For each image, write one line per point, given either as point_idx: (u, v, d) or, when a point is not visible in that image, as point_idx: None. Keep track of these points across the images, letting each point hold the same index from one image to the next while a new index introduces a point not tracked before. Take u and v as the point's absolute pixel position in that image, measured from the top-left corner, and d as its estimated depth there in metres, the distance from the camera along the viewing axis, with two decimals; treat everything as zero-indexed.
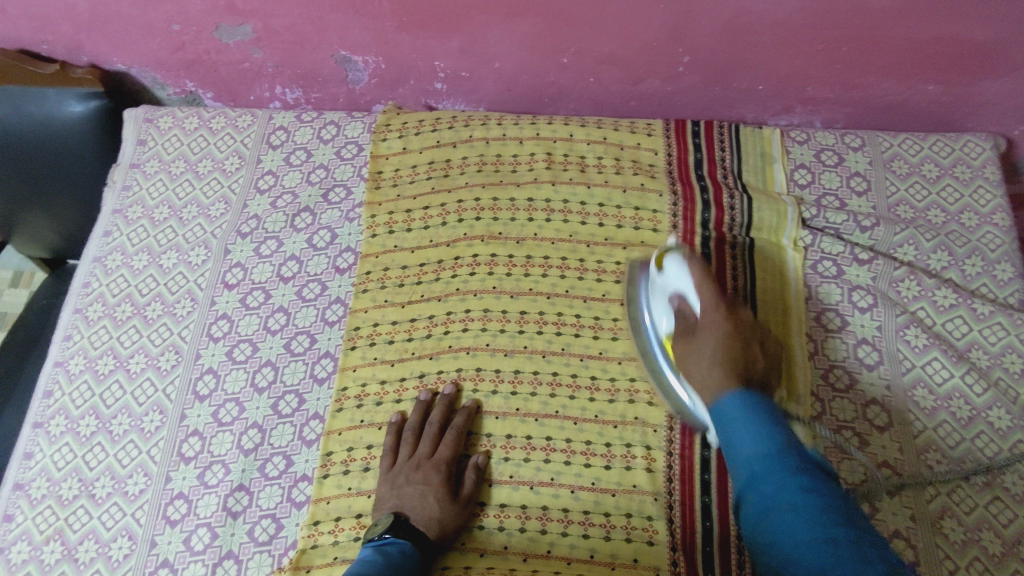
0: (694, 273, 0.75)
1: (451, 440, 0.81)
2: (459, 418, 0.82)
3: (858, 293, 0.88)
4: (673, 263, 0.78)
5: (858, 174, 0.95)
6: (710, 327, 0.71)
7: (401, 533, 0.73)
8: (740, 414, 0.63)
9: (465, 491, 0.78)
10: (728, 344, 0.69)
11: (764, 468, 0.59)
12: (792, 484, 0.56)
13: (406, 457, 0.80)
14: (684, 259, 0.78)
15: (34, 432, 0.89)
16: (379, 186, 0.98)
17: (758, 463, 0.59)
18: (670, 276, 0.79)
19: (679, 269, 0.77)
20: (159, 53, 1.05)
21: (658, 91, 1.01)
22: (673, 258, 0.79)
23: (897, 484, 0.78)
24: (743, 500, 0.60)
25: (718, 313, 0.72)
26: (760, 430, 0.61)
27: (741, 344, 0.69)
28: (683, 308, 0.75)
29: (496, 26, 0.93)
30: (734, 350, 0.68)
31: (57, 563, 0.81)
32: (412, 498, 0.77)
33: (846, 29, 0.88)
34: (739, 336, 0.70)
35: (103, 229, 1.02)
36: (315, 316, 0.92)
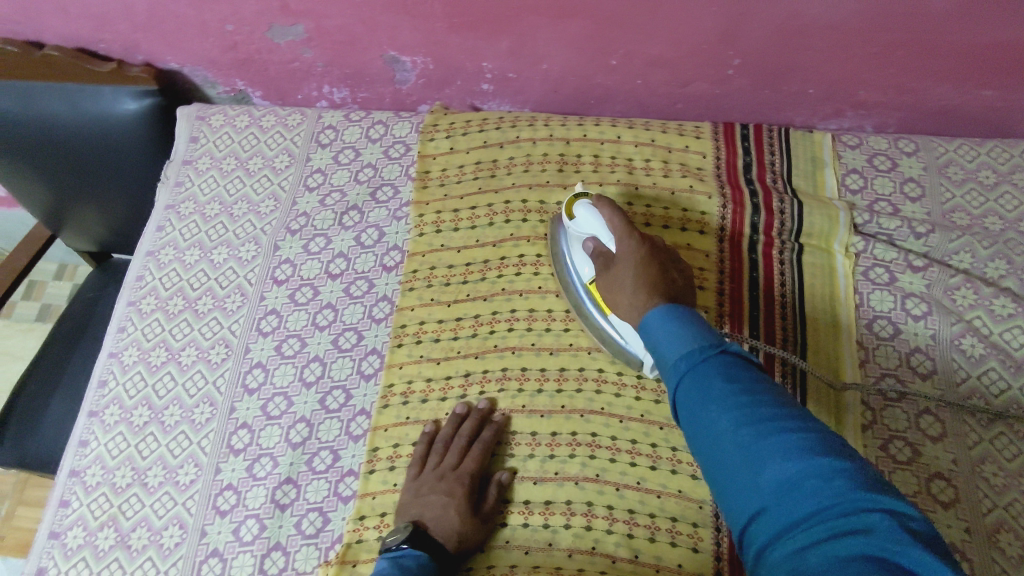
0: (604, 213, 0.78)
1: (478, 454, 0.80)
2: (489, 433, 0.82)
3: (911, 300, 0.87)
4: (584, 209, 0.80)
5: (912, 180, 0.94)
6: (626, 256, 0.72)
7: (418, 546, 0.73)
8: (664, 321, 0.60)
9: (488, 507, 0.78)
10: (646, 268, 0.69)
11: (692, 367, 0.56)
12: (718, 377, 0.55)
13: (433, 466, 0.80)
14: (590, 205, 0.80)
15: (89, 421, 0.91)
16: (426, 185, 0.99)
17: (682, 363, 0.57)
18: (582, 222, 0.80)
19: (591, 214, 0.79)
20: (212, 52, 1.07)
21: (706, 94, 1.01)
22: (581, 203, 0.81)
23: (951, 496, 0.76)
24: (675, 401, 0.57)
25: (631, 244, 0.73)
26: (684, 328, 0.59)
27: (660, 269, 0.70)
28: (600, 247, 0.77)
29: (546, 27, 0.93)
30: (655, 274, 0.69)
31: (110, 549, 0.83)
32: (434, 510, 0.77)
33: (903, 31, 0.86)
34: (655, 260, 0.71)
35: (156, 223, 1.04)
36: (362, 313, 0.93)
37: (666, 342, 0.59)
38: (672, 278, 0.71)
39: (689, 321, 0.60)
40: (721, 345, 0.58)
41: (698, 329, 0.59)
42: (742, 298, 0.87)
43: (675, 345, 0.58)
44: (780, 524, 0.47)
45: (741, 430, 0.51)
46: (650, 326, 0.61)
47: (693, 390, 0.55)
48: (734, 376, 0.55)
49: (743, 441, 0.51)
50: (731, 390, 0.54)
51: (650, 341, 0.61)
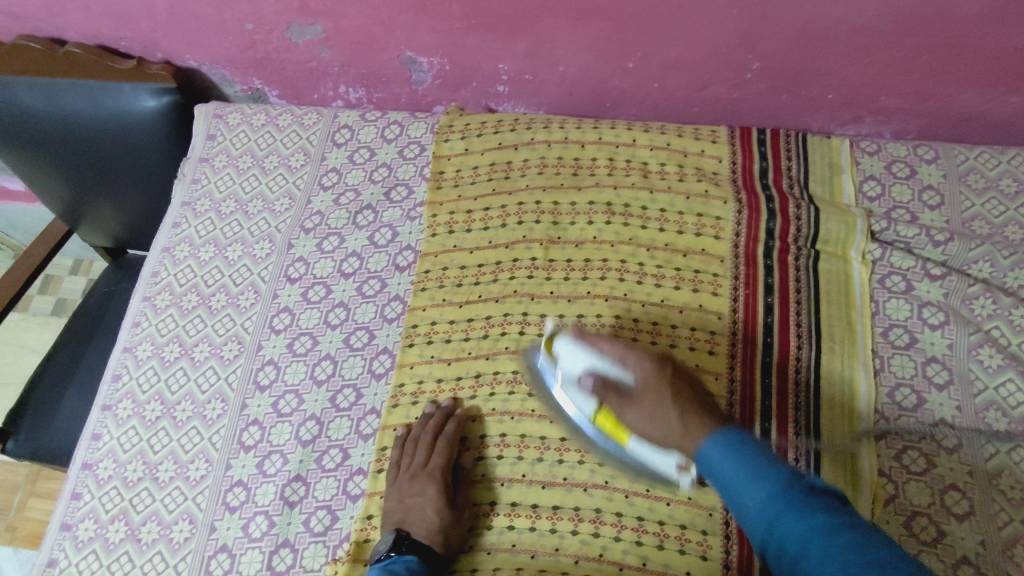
0: (595, 344, 0.72)
1: (444, 448, 0.81)
2: (450, 426, 0.82)
3: (928, 310, 0.86)
4: (567, 346, 0.73)
5: (931, 187, 0.93)
6: (652, 387, 0.67)
7: (410, 550, 0.75)
8: (725, 462, 0.62)
9: (461, 499, 0.81)
10: (681, 395, 0.67)
11: (776, 511, 0.58)
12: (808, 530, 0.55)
13: (406, 465, 0.82)
14: (574, 338, 0.73)
15: (103, 414, 0.92)
16: (440, 186, 0.99)
17: (766, 509, 0.58)
18: (567, 361, 0.73)
19: (578, 349, 0.73)
20: (231, 51, 1.08)
21: (723, 98, 1.00)
22: (564, 338, 0.74)
23: (966, 509, 0.75)
24: (770, 552, 0.58)
25: (649, 371, 0.68)
26: (753, 471, 0.60)
27: (689, 388, 0.68)
28: (607, 385, 0.70)
29: (564, 29, 0.93)
30: (691, 399, 0.67)
31: (121, 542, 0.84)
32: (414, 512, 0.79)
33: (925, 37, 0.86)
34: (678, 381, 0.68)
35: (172, 220, 1.05)
36: (374, 313, 0.93)
37: (739, 488, 0.60)
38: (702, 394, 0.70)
39: (753, 462, 0.60)
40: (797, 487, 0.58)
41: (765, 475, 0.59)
42: (756, 304, 0.86)
43: (749, 493, 0.59)
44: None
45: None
46: (715, 468, 0.62)
47: (786, 538, 0.56)
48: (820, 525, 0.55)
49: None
50: (825, 542, 0.54)
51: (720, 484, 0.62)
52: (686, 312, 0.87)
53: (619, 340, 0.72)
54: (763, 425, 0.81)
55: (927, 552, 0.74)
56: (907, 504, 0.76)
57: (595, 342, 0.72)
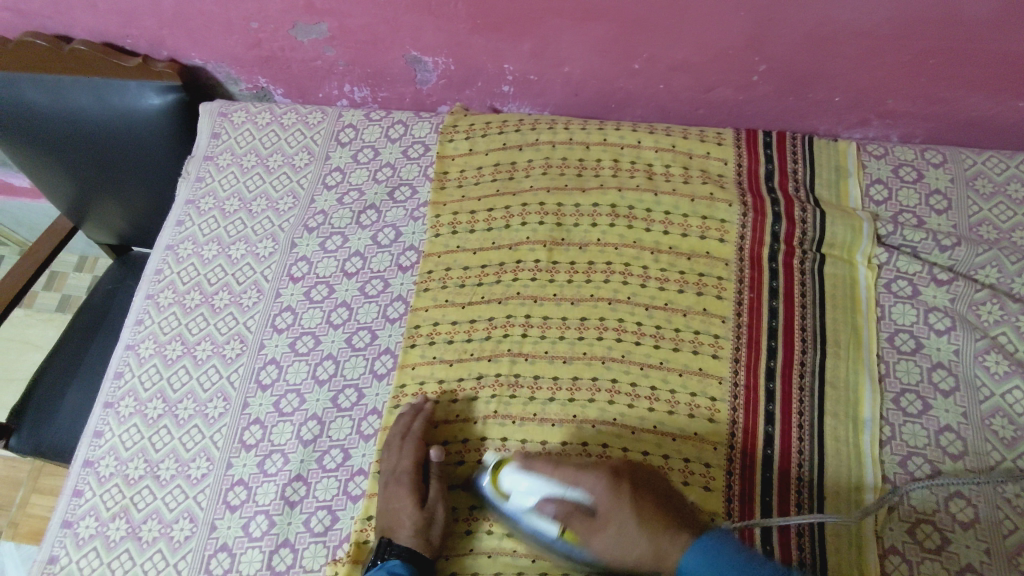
0: (543, 470, 0.71)
1: (411, 447, 0.80)
2: (418, 421, 0.82)
3: (935, 315, 0.85)
4: (513, 477, 0.72)
5: (938, 192, 0.92)
6: (613, 502, 0.67)
7: (394, 554, 0.74)
8: (709, 571, 0.60)
9: (432, 496, 0.79)
10: (645, 503, 0.67)
11: None
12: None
13: (383, 468, 0.81)
14: (518, 466, 0.73)
15: (104, 412, 0.92)
16: (444, 186, 0.99)
17: None
18: (516, 490, 0.72)
19: (527, 478, 0.71)
20: (236, 50, 1.08)
21: (729, 100, 0.99)
22: (509, 469, 0.73)
23: (971, 516, 0.74)
24: None
25: (605, 488, 0.68)
26: None
27: (650, 496, 0.68)
28: (568, 506, 0.69)
29: (569, 30, 0.93)
30: (654, 508, 0.66)
31: (121, 540, 0.84)
32: (393, 515, 0.77)
33: (933, 40, 0.85)
34: (638, 490, 0.68)
35: (176, 218, 1.05)
36: (376, 313, 0.93)
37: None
38: (663, 497, 0.69)
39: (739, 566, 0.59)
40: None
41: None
42: (761, 308, 0.86)
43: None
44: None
45: None
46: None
47: None
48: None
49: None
50: None
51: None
52: (689, 315, 0.86)
53: (567, 463, 0.72)
54: (767, 429, 0.80)
55: (932, 559, 0.73)
56: (911, 510, 0.75)
57: (541, 466, 0.72)
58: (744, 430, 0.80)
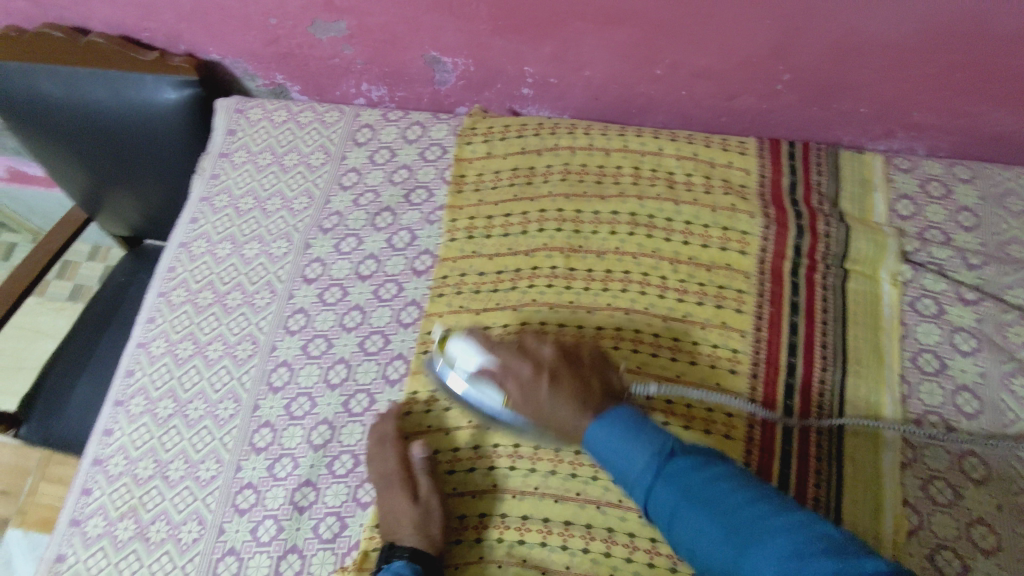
0: (480, 344, 0.77)
1: (394, 447, 0.80)
2: (389, 424, 0.82)
3: (960, 335, 0.83)
4: (456, 346, 0.79)
5: (967, 208, 0.90)
6: (533, 384, 0.72)
7: (395, 558, 0.73)
8: (608, 432, 0.68)
9: (423, 489, 0.77)
10: (562, 386, 0.71)
11: (656, 471, 0.65)
12: (679, 487, 0.63)
13: (373, 477, 0.80)
14: (464, 337, 0.79)
15: (115, 410, 0.92)
16: (461, 190, 0.97)
17: (647, 471, 0.65)
18: (459, 358, 0.78)
19: (468, 347, 0.78)
20: (253, 46, 1.07)
21: (753, 109, 0.97)
22: (454, 339, 0.79)
23: (993, 544, 0.73)
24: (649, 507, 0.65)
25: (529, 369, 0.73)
26: (636, 438, 0.67)
27: (570, 378, 0.72)
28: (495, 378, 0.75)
29: (591, 34, 0.91)
30: (572, 391, 0.71)
31: (129, 541, 0.83)
32: (391, 520, 0.76)
33: (965, 54, 0.83)
34: (560, 373, 0.72)
35: (190, 215, 1.04)
36: (390, 317, 0.92)
37: (622, 458, 0.67)
38: (589, 382, 0.73)
39: (635, 431, 0.67)
40: (671, 455, 0.65)
41: (641, 442, 0.66)
42: (781, 324, 0.84)
43: (631, 461, 0.66)
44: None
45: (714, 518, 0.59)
46: (601, 449, 0.68)
47: (667, 493, 0.63)
48: (692, 481, 0.63)
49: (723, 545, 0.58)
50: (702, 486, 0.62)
51: (605, 460, 0.68)
52: (708, 329, 0.84)
53: (503, 342, 0.77)
54: (784, 447, 0.78)
55: None
56: (931, 536, 0.74)
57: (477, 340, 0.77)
58: (760, 446, 0.78)
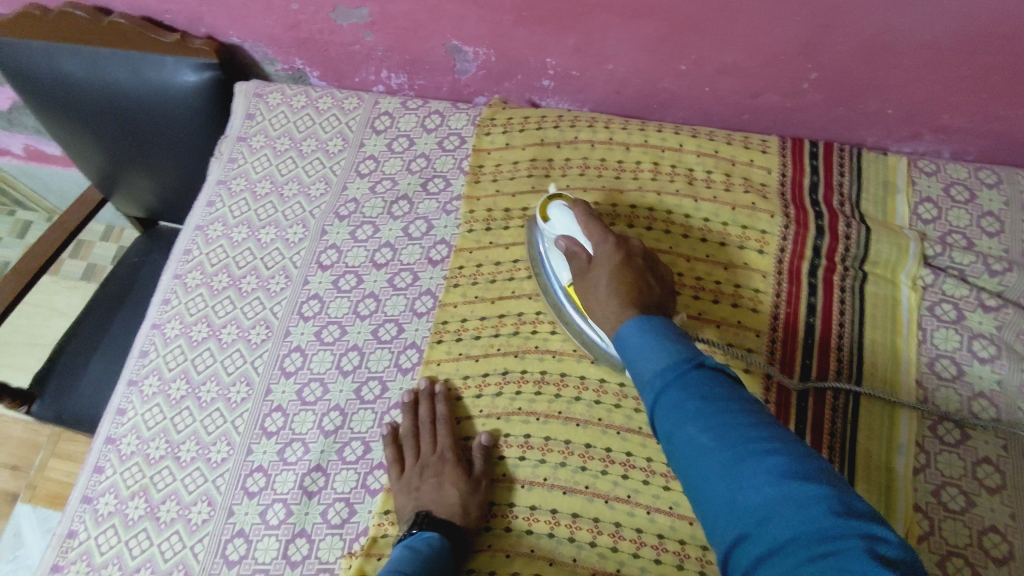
0: (579, 214, 0.77)
1: (446, 429, 0.82)
2: (441, 406, 0.83)
3: (979, 342, 0.82)
4: (555, 207, 0.80)
5: (991, 214, 0.88)
6: (601, 262, 0.72)
7: (430, 527, 0.73)
8: (640, 331, 0.62)
9: (478, 468, 0.79)
10: (622, 275, 0.70)
11: (676, 381, 0.56)
12: (692, 394, 0.55)
13: (413, 460, 0.81)
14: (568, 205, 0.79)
15: (128, 390, 0.93)
16: (478, 180, 0.97)
17: (667, 377, 0.57)
18: (554, 222, 0.80)
19: (563, 214, 0.79)
20: (274, 30, 1.06)
21: (776, 107, 0.96)
22: (557, 203, 0.81)
23: (1005, 553, 0.72)
24: (655, 419, 0.57)
25: (607, 249, 0.73)
26: (665, 347, 0.59)
27: (634, 273, 0.71)
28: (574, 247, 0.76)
29: (616, 27, 0.91)
30: (630, 282, 0.69)
31: (139, 520, 0.84)
32: (429, 494, 0.77)
33: (999, 56, 0.81)
34: (628, 265, 0.71)
35: (207, 198, 1.04)
36: (404, 305, 0.92)
37: (646, 358, 0.59)
38: (649, 286, 0.70)
39: (664, 337, 0.60)
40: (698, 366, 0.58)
41: (668, 346, 0.59)
42: (796, 325, 0.83)
43: (653, 360, 0.59)
44: (762, 547, 0.45)
45: (729, 449, 0.50)
46: (627, 344, 0.62)
47: (678, 405, 0.55)
48: (708, 394, 0.55)
49: (721, 460, 0.50)
50: (725, 414, 0.53)
51: (628, 358, 0.62)
52: (722, 329, 0.84)
53: (597, 219, 0.77)
54: None
55: None
56: (942, 543, 0.73)
57: (579, 208, 0.78)
58: None
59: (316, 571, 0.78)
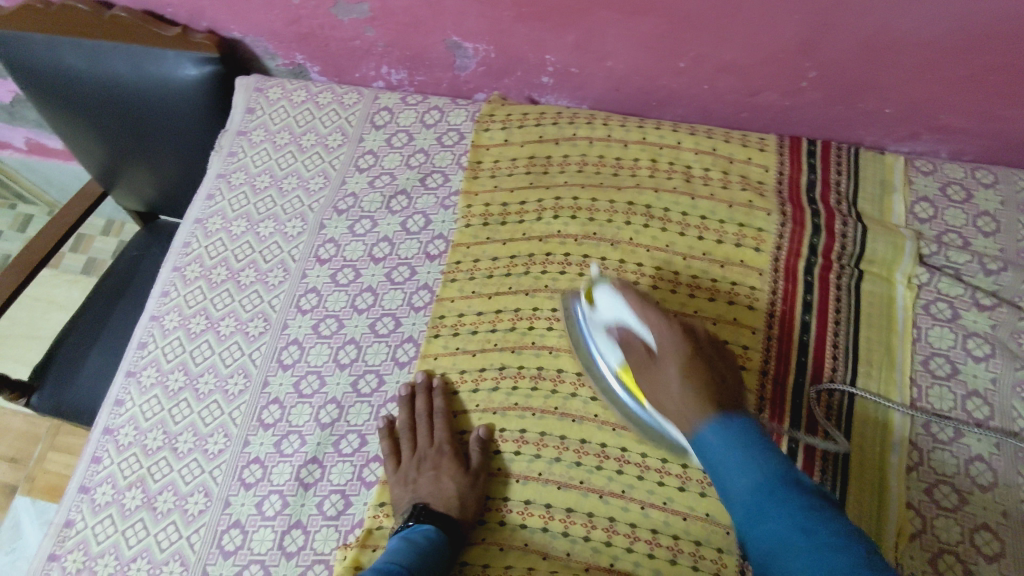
0: (630, 298, 0.73)
1: (442, 422, 0.82)
2: (437, 400, 0.83)
3: (974, 340, 0.82)
4: (602, 291, 0.76)
5: (987, 213, 0.89)
6: (666, 354, 0.68)
7: (428, 520, 0.74)
8: (723, 441, 0.62)
9: (475, 463, 0.79)
10: (694, 370, 0.66)
11: (767, 501, 0.57)
12: (786, 519, 0.55)
13: (409, 453, 0.82)
14: (615, 287, 0.75)
15: (126, 381, 0.93)
16: (477, 176, 0.97)
17: (759, 498, 0.58)
18: (602, 304, 0.76)
19: (612, 297, 0.75)
20: (276, 25, 1.07)
21: (775, 106, 0.97)
22: (603, 285, 0.76)
23: (996, 550, 0.72)
24: (748, 539, 0.58)
25: (672, 339, 0.69)
26: (751, 461, 0.60)
27: (704, 364, 0.68)
28: (630, 335, 0.72)
29: (616, 24, 0.91)
30: (703, 378, 0.66)
31: (136, 509, 0.84)
32: (427, 487, 0.78)
33: (997, 56, 0.82)
34: (697, 357, 0.68)
35: (207, 192, 1.05)
36: (401, 299, 0.92)
37: (733, 471, 0.60)
38: (721, 378, 0.68)
39: (750, 450, 0.60)
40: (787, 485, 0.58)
41: (754, 462, 0.59)
42: (792, 322, 0.84)
43: (742, 473, 0.59)
44: None
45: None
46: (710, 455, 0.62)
47: (773, 530, 0.55)
48: (801, 519, 0.55)
49: None
50: (820, 542, 0.53)
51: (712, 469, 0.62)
52: (718, 326, 0.84)
53: (651, 302, 0.73)
54: (790, 446, 0.78)
55: None
56: (934, 540, 0.73)
57: (629, 292, 0.74)
58: None
59: (311, 562, 0.78)
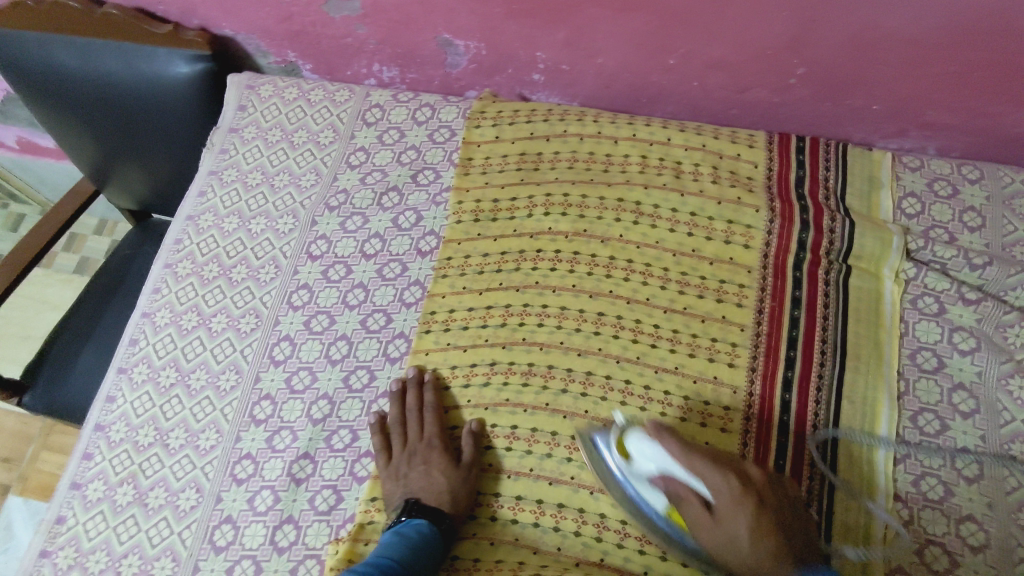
0: (673, 450, 0.70)
1: (433, 417, 0.82)
2: (428, 394, 0.84)
3: (960, 334, 0.83)
4: (642, 443, 0.72)
5: (973, 209, 0.90)
6: (732, 510, 0.68)
7: (420, 514, 0.75)
8: None
9: (466, 457, 0.80)
10: (762, 526, 0.67)
11: None
12: None
13: (400, 448, 0.82)
14: (652, 437, 0.72)
15: (118, 377, 0.93)
16: (468, 172, 0.98)
17: None
18: (640, 457, 0.72)
19: (654, 448, 0.71)
20: (267, 22, 1.07)
21: (764, 102, 0.97)
22: (637, 437, 0.73)
23: (982, 541, 0.73)
24: None
25: (732, 494, 0.68)
26: None
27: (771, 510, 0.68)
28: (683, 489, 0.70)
29: (606, 21, 0.91)
30: (771, 531, 0.67)
31: (128, 505, 0.84)
32: (419, 481, 0.79)
33: (982, 52, 0.83)
34: (765, 507, 0.68)
35: (198, 188, 1.05)
36: (393, 296, 0.93)
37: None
38: (789, 522, 0.68)
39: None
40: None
41: None
42: (781, 317, 0.84)
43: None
44: None
45: None
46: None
47: None
48: None
49: None
50: None
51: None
52: (708, 322, 0.85)
53: (698, 451, 0.70)
54: (779, 440, 0.79)
55: None
56: (920, 531, 0.74)
57: (670, 443, 0.70)
58: (756, 442, 0.79)
59: (303, 557, 0.79)
